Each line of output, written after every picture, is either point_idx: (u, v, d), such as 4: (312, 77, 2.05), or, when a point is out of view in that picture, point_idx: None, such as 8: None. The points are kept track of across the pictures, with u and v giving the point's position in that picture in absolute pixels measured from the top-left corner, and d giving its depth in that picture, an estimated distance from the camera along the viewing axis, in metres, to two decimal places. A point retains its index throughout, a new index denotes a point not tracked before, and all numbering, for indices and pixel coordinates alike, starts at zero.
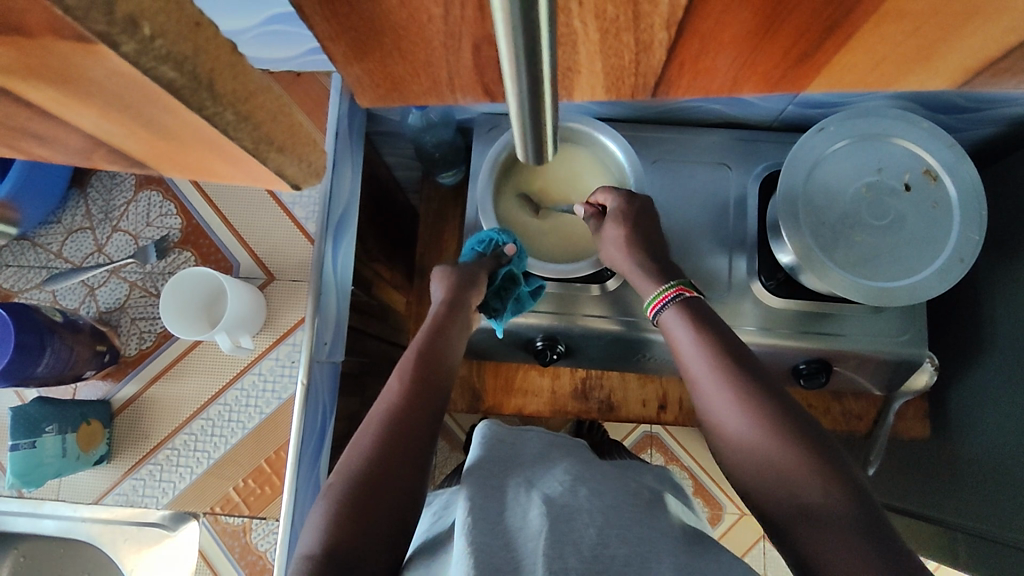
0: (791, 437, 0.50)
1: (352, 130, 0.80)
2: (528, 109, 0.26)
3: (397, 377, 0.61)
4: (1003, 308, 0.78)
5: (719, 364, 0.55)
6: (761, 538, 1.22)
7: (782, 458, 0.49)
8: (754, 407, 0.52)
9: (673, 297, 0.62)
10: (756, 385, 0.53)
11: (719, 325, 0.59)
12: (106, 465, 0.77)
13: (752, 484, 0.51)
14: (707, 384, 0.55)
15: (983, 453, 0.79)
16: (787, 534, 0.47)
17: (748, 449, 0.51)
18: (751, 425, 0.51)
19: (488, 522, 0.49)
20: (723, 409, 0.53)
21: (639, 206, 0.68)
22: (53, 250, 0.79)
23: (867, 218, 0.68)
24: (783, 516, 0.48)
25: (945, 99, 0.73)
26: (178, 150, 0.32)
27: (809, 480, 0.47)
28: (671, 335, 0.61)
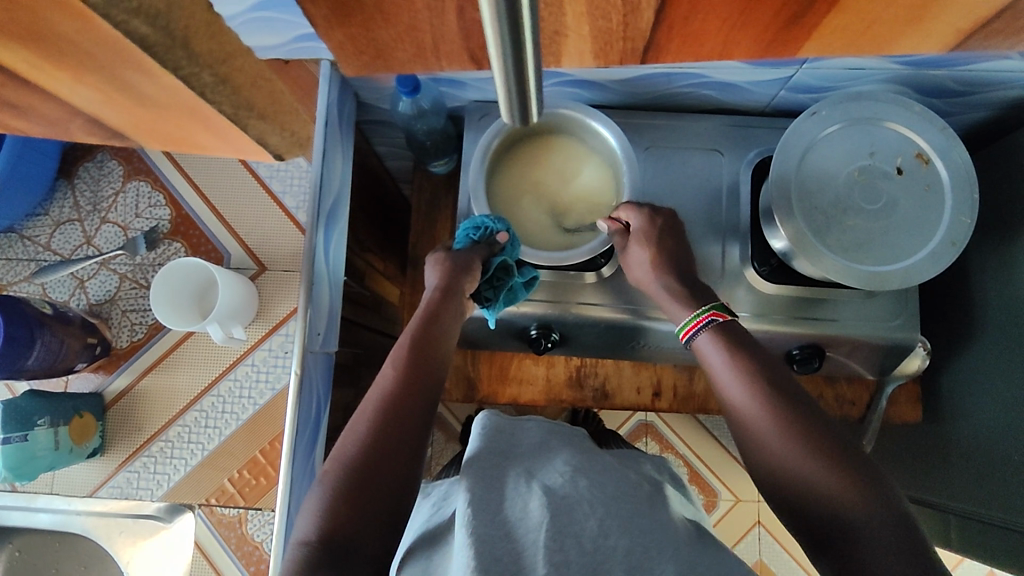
0: (839, 463, 0.49)
1: (342, 119, 0.79)
2: (513, 75, 0.26)
3: (391, 364, 0.60)
4: (994, 292, 0.78)
5: (758, 386, 0.54)
6: (757, 524, 1.22)
7: (823, 475, 0.49)
8: (789, 423, 0.51)
9: (707, 321, 0.60)
10: (797, 407, 0.53)
11: (752, 345, 0.58)
12: (100, 458, 0.77)
13: (787, 499, 0.51)
14: (740, 396, 0.55)
15: (976, 436, 0.79)
16: (840, 562, 0.46)
17: (790, 472, 0.50)
18: (787, 441, 0.51)
19: (487, 515, 0.49)
20: (762, 433, 0.52)
21: (664, 220, 0.69)
22: (41, 242, 0.79)
23: (860, 203, 0.68)
24: (833, 544, 0.47)
25: (937, 81, 0.73)
26: None
27: (859, 507, 0.47)
28: (702, 355, 0.60)
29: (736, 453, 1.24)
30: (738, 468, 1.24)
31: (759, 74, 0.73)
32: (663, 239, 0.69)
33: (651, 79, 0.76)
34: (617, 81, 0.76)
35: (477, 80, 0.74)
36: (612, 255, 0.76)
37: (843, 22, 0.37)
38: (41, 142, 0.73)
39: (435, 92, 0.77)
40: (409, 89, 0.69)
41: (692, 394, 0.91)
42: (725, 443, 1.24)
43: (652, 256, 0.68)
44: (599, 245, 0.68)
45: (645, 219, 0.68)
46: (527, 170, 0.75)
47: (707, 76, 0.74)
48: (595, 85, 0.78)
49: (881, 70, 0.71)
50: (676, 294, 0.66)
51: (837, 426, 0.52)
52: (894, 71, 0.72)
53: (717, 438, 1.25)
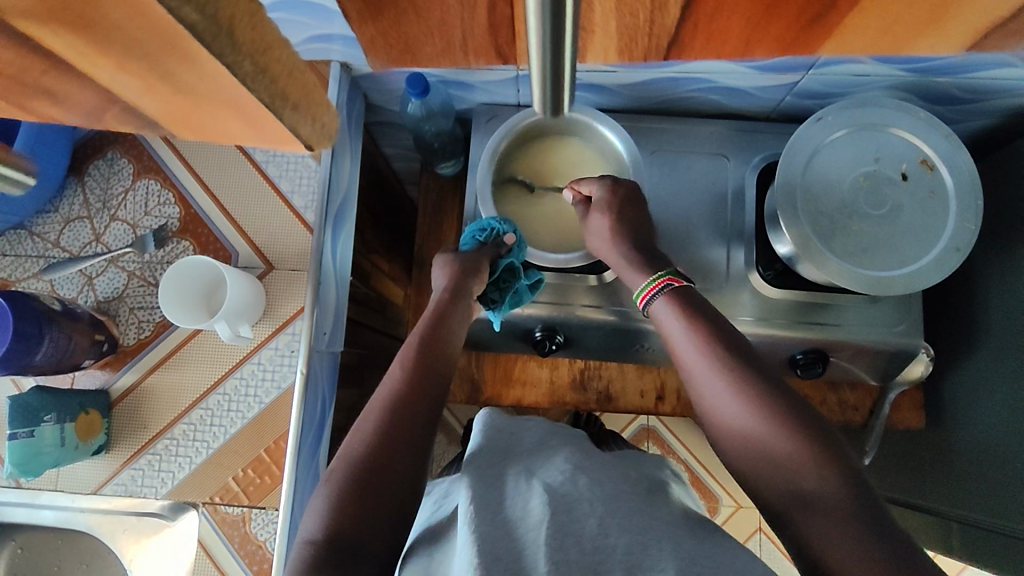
0: (794, 425, 0.48)
1: (351, 120, 0.80)
2: (547, 62, 0.28)
3: (400, 363, 0.61)
4: (998, 298, 0.78)
5: (716, 355, 0.54)
6: (758, 530, 1.22)
7: (777, 436, 0.48)
8: (745, 387, 0.51)
9: (662, 286, 0.61)
10: (754, 374, 0.52)
11: (713, 317, 0.57)
12: (105, 454, 0.77)
13: (744, 465, 0.50)
14: (699, 365, 0.54)
15: (978, 443, 0.79)
16: (791, 527, 0.45)
17: (747, 438, 0.50)
18: (744, 405, 0.50)
19: (489, 513, 0.49)
20: (722, 400, 0.52)
21: (627, 192, 0.68)
22: (50, 239, 0.79)
23: (865, 208, 0.69)
24: (784, 508, 0.46)
25: (940, 89, 0.74)
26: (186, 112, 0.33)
27: (810, 470, 0.46)
28: (664, 327, 0.59)
29: None
30: None
31: (766, 79, 0.74)
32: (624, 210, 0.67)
33: (658, 84, 0.77)
34: (625, 84, 0.77)
35: (485, 82, 0.75)
36: None
37: (865, 23, 0.35)
38: (51, 139, 0.74)
39: (444, 94, 0.78)
40: (419, 90, 0.70)
41: None
42: None
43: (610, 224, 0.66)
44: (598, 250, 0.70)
45: (608, 189, 0.68)
46: (534, 170, 0.75)
47: (714, 80, 0.75)
48: (603, 88, 0.79)
49: (886, 76, 0.72)
50: (633, 261, 0.65)
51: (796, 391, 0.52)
52: (899, 77, 0.72)
53: None
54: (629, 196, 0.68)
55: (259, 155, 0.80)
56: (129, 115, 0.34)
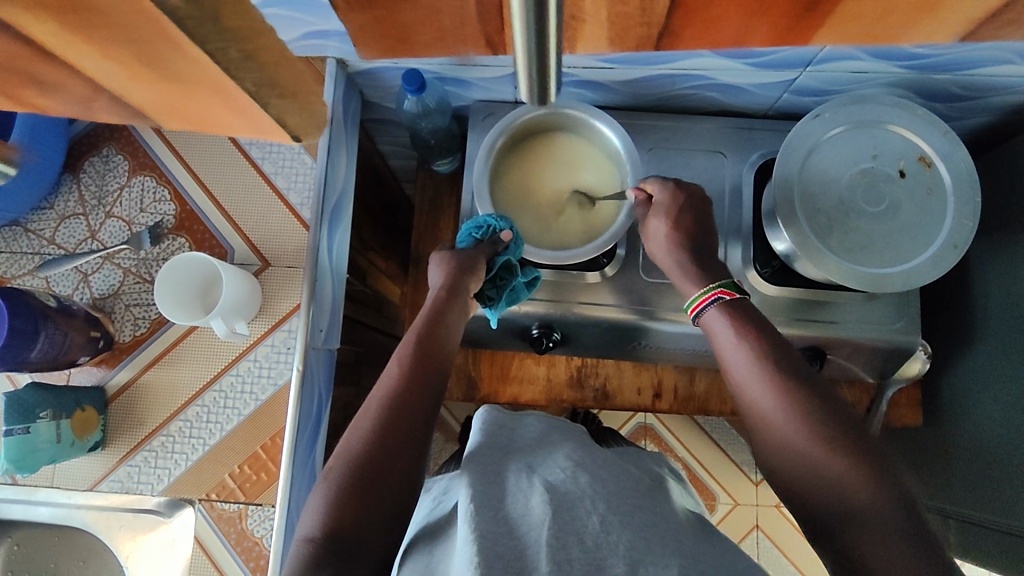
0: (847, 444, 0.49)
1: (347, 117, 0.79)
2: (533, 46, 0.27)
3: (396, 361, 0.61)
4: (996, 296, 0.78)
5: (769, 370, 0.54)
6: (756, 528, 1.22)
7: (830, 456, 0.49)
8: (799, 405, 0.52)
9: (714, 298, 0.61)
10: (806, 389, 0.53)
11: (766, 328, 0.58)
12: (101, 452, 0.77)
13: (793, 481, 0.51)
14: (750, 378, 0.55)
15: (977, 440, 0.79)
16: (837, 541, 0.47)
17: (798, 455, 0.51)
18: (797, 423, 0.51)
19: (490, 511, 0.49)
20: (773, 416, 0.53)
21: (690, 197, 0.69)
22: (46, 236, 0.79)
23: (863, 205, 0.68)
24: (833, 525, 0.47)
25: (938, 86, 0.74)
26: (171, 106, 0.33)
27: (862, 488, 0.47)
28: (714, 334, 0.60)
29: (735, 456, 1.24)
30: (737, 471, 1.24)
31: (763, 76, 0.74)
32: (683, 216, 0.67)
33: (655, 81, 0.76)
34: (621, 81, 0.77)
35: (482, 79, 0.74)
36: (614, 254, 0.76)
37: None
38: (45, 135, 0.74)
39: (440, 91, 0.78)
40: (415, 87, 0.69)
41: (694, 395, 0.91)
42: (724, 446, 1.25)
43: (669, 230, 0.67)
44: (602, 244, 0.69)
45: (668, 192, 0.68)
46: (533, 169, 0.75)
47: (710, 77, 0.75)
48: (599, 85, 0.78)
49: (884, 73, 0.72)
50: (687, 268, 0.65)
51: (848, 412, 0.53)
52: (896, 74, 0.72)
53: (717, 441, 1.25)
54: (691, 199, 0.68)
55: (254, 151, 0.80)
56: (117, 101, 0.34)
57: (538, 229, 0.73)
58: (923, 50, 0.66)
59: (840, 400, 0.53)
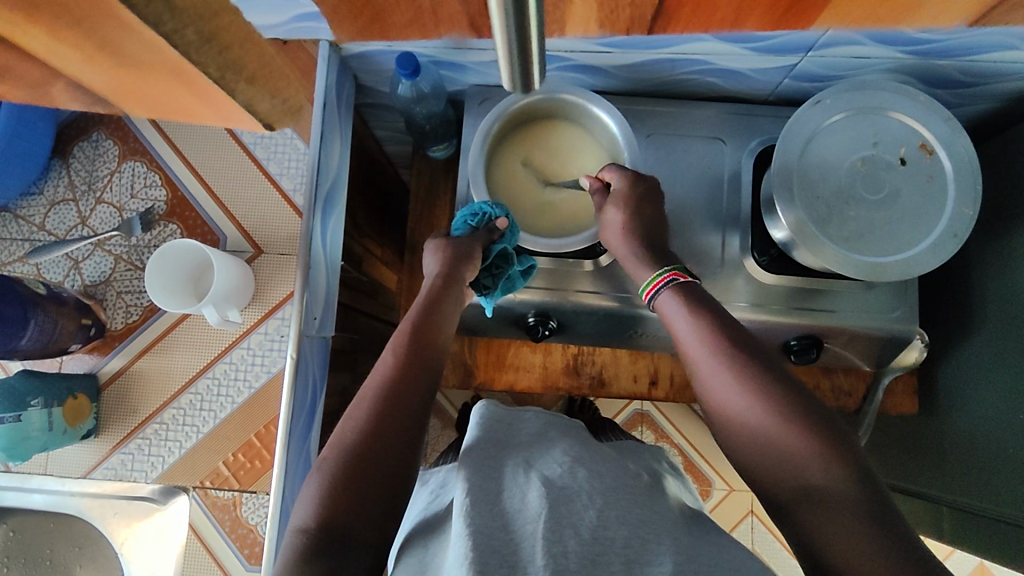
0: (800, 419, 0.49)
1: (341, 101, 0.78)
2: (517, 57, 0.29)
3: (390, 349, 0.60)
4: (994, 285, 0.77)
5: (719, 347, 0.54)
6: (750, 513, 1.22)
7: (782, 427, 0.49)
8: (748, 379, 0.52)
9: (667, 281, 0.60)
10: (755, 363, 0.53)
11: (717, 308, 0.58)
12: (94, 439, 0.76)
13: (750, 455, 0.51)
14: (702, 355, 0.55)
15: (972, 429, 0.79)
16: (798, 522, 0.46)
17: (753, 430, 0.50)
18: (749, 397, 0.51)
19: (486, 506, 0.48)
20: (727, 392, 0.53)
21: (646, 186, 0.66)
22: (36, 222, 0.78)
23: (863, 193, 0.68)
24: (789, 497, 0.47)
25: (940, 72, 0.73)
26: None
27: (814, 456, 0.47)
28: (667, 318, 0.60)
29: None
30: None
31: (763, 61, 0.73)
32: (641, 207, 0.66)
33: (654, 66, 0.76)
34: (620, 66, 0.76)
35: (478, 63, 0.73)
36: None
37: None
38: (33, 119, 0.73)
39: (436, 76, 0.76)
40: (409, 71, 0.68)
41: (690, 383, 0.90)
42: None
43: (625, 219, 0.65)
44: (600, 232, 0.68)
45: (628, 182, 0.66)
46: (528, 153, 0.74)
47: (710, 62, 0.74)
48: (597, 70, 0.77)
49: (886, 58, 0.71)
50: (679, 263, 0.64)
51: (798, 383, 0.52)
52: (899, 60, 0.71)
53: None
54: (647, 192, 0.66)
55: (245, 136, 0.79)
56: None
57: (535, 218, 0.72)
58: (927, 35, 0.65)
59: (790, 372, 0.53)
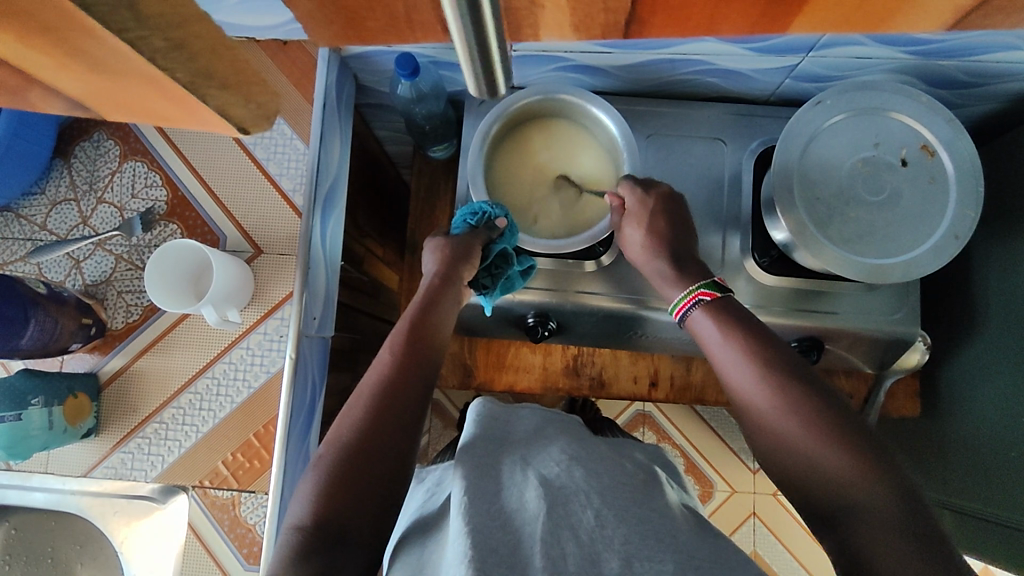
0: (839, 432, 0.48)
1: (341, 102, 0.78)
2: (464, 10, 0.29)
3: (389, 348, 0.60)
4: (997, 287, 0.77)
5: (753, 363, 0.54)
6: (752, 515, 1.22)
7: (818, 443, 0.48)
8: (784, 395, 0.51)
9: (696, 299, 0.61)
10: (790, 378, 0.52)
11: (752, 322, 0.57)
12: (95, 438, 0.77)
13: (788, 472, 0.50)
14: (736, 372, 0.54)
15: (974, 431, 0.79)
16: (838, 535, 0.46)
17: (789, 446, 0.50)
18: (784, 414, 0.51)
19: (484, 504, 0.48)
20: (762, 408, 0.52)
21: (660, 198, 0.67)
22: (37, 222, 0.78)
23: (864, 195, 0.67)
24: (829, 513, 0.47)
25: (942, 72, 0.72)
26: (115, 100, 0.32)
27: (851, 470, 0.46)
28: (701, 336, 0.59)
29: (732, 444, 1.24)
30: (735, 459, 1.24)
31: (763, 61, 0.73)
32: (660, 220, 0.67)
33: (654, 66, 0.75)
34: (620, 66, 0.76)
35: None
36: (612, 243, 0.76)
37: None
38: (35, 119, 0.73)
39: (435, 76, 0.76)
40: (409, 71, 0.68)
41: (690, 384, 0.90)
42: (722, 434, 1.24)
43: (646, 236, 0.66)
44: (601, 232, 0.67)
45: (640, 199, 0.66)
46: (531, 156, 0.74)
47: (710, 63, 0.74)
48: (597, 70, 0.77)
49: (887, 59, 0.70)
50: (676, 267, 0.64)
51: (836, 396, 0.52)
52: (900, 60, 0.71)
53: (715, 429, 1.25)
54: (663, 202, 0.67)
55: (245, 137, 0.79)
56: (53, 91, 0.33)
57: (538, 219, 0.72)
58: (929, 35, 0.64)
59: (827, 385, 0.53)
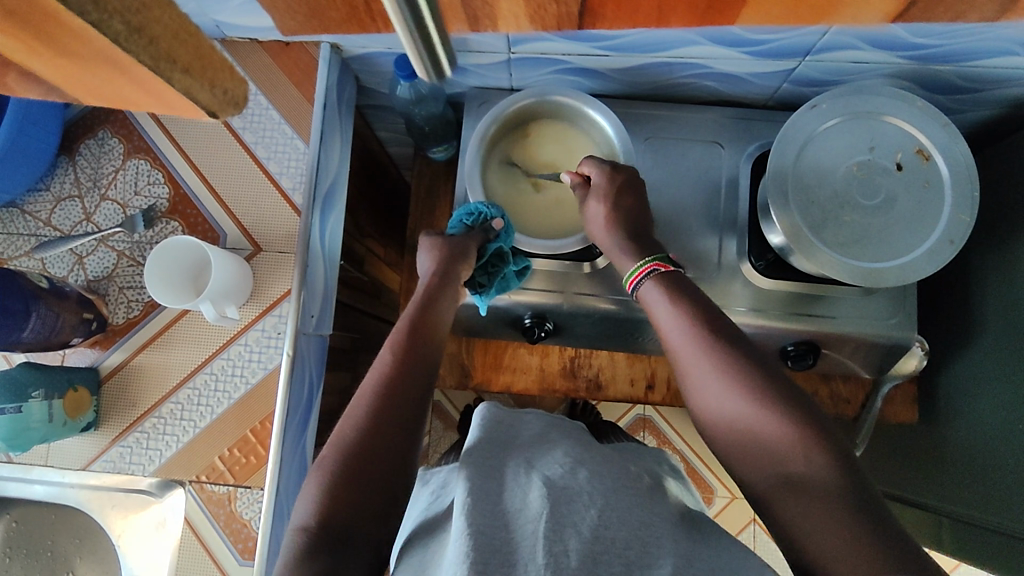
0: (780, 405, 0.49)
1: (341, 104, 0.81)
2: None
3: (389, 347, 0.60)
4: (995, 292, 0.77)
5: (701, 338, 0.55)
6: (752, 522, 1.22)
7: (762, 415, 0.49)
8: (730, 367, 0.52)
9: (650, 271, 0.61)
10: (739, 353, 0.53)
11: (700, 298, 0.58)
12: (94, 432, 0.77)
13: (734, 446, 0.51)
14: (685, 347, 0.55)
15: (973, 436, 0.79)
16: (773, 506, 0.47)
17: (736, 420, 0.51)
18: (731, 386, 0.51)
19: (488, 505, 0.48)
20: (709, 383, 0.53)
21: (626, 178, 0.67)
22: (42, 218, 0.79)
23: (858, 198, 0.68)
24: (769, 486, 0.48)
25: (940, 77, 0.72)
26: (85, 86, 0.39)
27: (792, 444, 0.47)
28: (651, 310, 0.60)
29: None
30: None
31: (760, 65, 0.73)
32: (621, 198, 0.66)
33: (651, 69, 0.76)
34: (618, 70, 0.76)
35: (477, 66, 0.75)
36: None
37: None
38: (41, 115, 0.74)
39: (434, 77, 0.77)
40: (408, 73, 0.69)
41: None
42: None
43: (608, 210, 0.65)
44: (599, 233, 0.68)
45: (606, 174, 0.66)
46: (524, 158, 0.75)
47: (707, 65, 0.74)
48: (595, 73, 0.77)
49: (883, 64, 0.71)
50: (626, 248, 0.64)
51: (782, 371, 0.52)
52: (897, 65, 0.71)
53: None
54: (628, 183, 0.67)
55: (247, 136, 0.79)
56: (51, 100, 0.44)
57: (529, 217, 0.73)
58: (925, 40, 0.65)
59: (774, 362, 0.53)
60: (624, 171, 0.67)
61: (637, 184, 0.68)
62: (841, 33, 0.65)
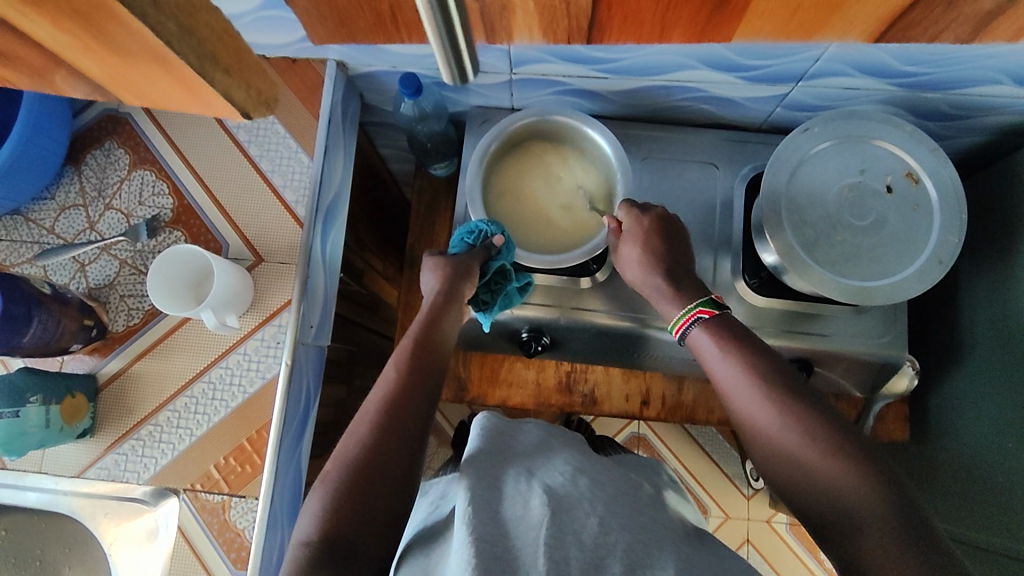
0: (840, 448, 0.50)
1: (345, 119, 0.82)
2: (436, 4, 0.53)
3: (394, 365, 0.61)
4: (981, 315, 0.79)
5: (758, 383, 0.55)
6: (746, 542, 1.23)
7: (825, 460, 0.49)
8: (790, 414, 0.52)
9: (695, 318, 0.61)
10: (797, 397, 0.53)
11: (752, 341, 0.58)
12: (90, 439, 0.77)
13: (795, 490, 0.51)
14: (739, 391, 0.55)
15: (965, 454, 0.80)
16: (841, 552, 0.48)
17: (795, 466, 0.51)
18: (791, 432, 0.52)
19: (487, 513, 0.48)
20: (770, 429, 0.53)
21: (657, 220, 0.67)
22: (46, 226, 0.80)
23: (849, 220, 0.69)
24: (836, 531, 0.48)
25: (930, 104, 0.75)
26: (123, 77, 0.45)
27: (856, 490, 0.48)
28: (701, 353, 0.60)
29: (726, 469, 1.26)
30: (728, 484, 1.25)
31: (755, 90, 0.75)
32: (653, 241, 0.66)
33: (649, 92, 0.78)
34: (618, 92, 0.78)
35: (479, 85, 0.77)
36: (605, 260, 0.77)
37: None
38: (48, 124, 0.75)
39: (438, 96, 0.79)
40: (411, 90, 0.70)
41: (681, 404, 0.92)
42: (716, 458, 1.26)
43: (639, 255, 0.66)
44: (597, 245, 0.70)
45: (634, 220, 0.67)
46: (513, 179, 0.76)
47: (704, 89, 0.76)
48: (595, 95, 0.79)
49: (874, 90, 0.73)
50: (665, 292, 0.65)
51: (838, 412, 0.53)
52: (887, 91, 0.73)
53: (709, 453, 1.27)
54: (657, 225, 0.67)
55: (252, 150, 0.81)
56: (71, 70, 0.44)
57: (522, 232, 0.74)
58: (914, 68, 0.67)
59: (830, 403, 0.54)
60: (655, 214, 0.67)
61: (671, 224, 0.68)
62: (832, 60, 0.67)
